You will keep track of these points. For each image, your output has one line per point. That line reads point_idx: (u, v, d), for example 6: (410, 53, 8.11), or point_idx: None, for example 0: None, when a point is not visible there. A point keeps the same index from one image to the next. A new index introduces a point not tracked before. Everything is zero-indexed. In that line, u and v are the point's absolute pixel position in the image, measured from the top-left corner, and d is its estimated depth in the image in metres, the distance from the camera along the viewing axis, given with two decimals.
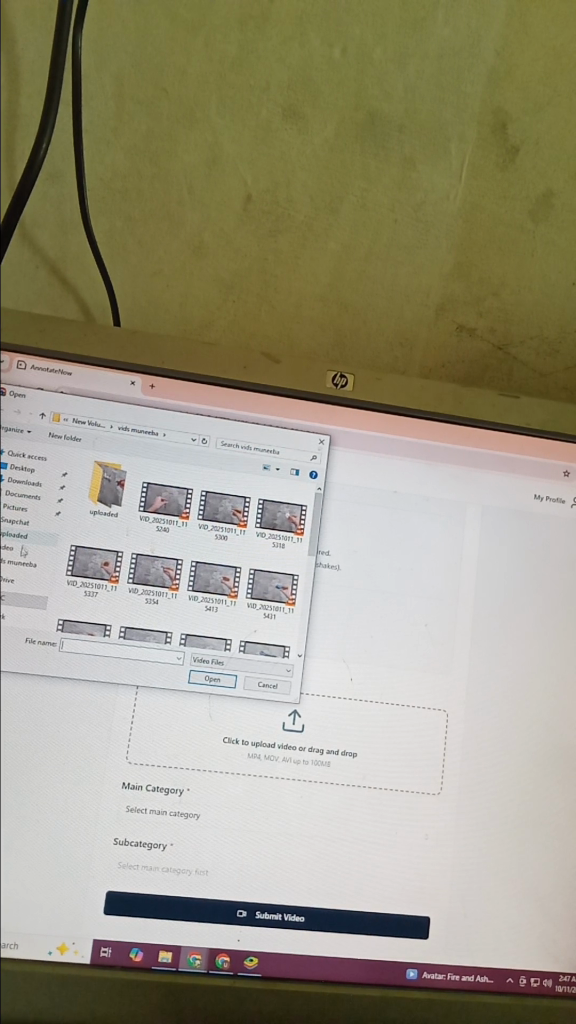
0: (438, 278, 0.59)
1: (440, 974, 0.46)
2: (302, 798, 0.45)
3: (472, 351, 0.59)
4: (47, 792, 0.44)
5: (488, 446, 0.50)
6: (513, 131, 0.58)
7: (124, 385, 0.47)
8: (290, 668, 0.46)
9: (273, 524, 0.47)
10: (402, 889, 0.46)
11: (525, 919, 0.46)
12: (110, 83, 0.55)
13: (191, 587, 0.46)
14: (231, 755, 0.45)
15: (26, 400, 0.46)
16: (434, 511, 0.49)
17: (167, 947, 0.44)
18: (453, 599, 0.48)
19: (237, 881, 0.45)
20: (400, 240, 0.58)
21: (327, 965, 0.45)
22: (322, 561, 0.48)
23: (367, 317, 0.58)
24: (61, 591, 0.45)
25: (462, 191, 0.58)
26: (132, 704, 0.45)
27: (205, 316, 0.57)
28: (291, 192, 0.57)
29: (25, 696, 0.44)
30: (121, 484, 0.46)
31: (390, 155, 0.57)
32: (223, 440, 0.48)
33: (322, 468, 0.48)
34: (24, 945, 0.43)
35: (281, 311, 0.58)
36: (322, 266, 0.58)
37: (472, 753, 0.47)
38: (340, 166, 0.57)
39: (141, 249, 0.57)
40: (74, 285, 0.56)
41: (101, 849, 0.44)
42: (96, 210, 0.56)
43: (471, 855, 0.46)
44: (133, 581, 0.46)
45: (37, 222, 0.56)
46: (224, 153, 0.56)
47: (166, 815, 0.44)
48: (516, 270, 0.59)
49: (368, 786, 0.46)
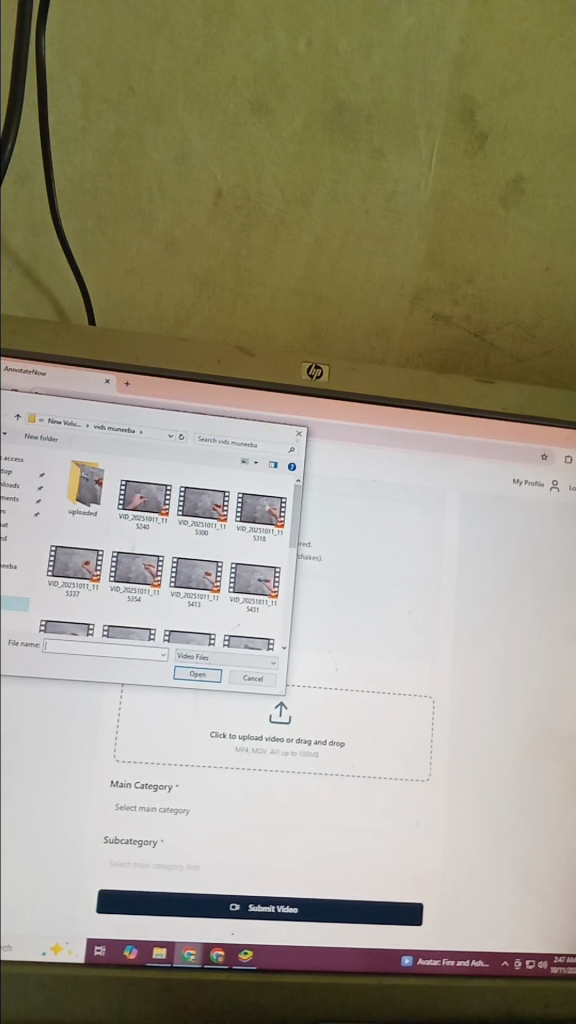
0: (412, 267, 0.59)
1: (436, 960, 0.46)
2: (291, 790, 0.45)
3: (449, 339, 0.59)
4: (36, 793, 0.44)
5: (466, 432, 0.50)
6: (481, 118, 0.58)
7: (99, 384, 0.47)
8: (275, 661, 0.46)
9: (253, 517, 0.47)
10: (394, 876, 0.46)
11: (518, 901, 0.46)
12: (75, 83, 0.55)
13: (173, 583, 0.46)
14: (219, 749, 0.45)
15: (0, 402, 0.46)
16: (414, 499, 0.49)
17: (161, 943, 0.44)
18: (436, 586, 0.48)
19: (229, 874, 0.45)
20: (373, 230, 0.58)
21: (322, 956, 0.45)
22: (303, 553, 0.48)
23: (342, 308, 0.58)
24: (43, 592, 0.45)
25: (433, 179, 0.58)
26: (118, 702, 0.45)
27: (181, 312, 0.57)
28: (261, 186, 0.57)
29: (10, 698, 0.44)
30: (99, 482, 0.46)
31: (359, 146, 0.57)
32: (200, 435, 0.48)
33: (300, 459, 0.48)
34: (18, 947, 0.43)
35: (256, 305, 0.58)
36: (295, 259, 0.58)
37: (460, 738, 0.47)
38: (310, 159, 0.57)
39: (114, 248, 0.57)
40: (48, 286, 0.56)
41: (91, 848, 0.44)
42: (67, 210, 0.56)
43: (463, 841, 0.46)
44: (115, 579, 0.46)
45: (8, 225, 0.56)
46: (193, 149, 0.56)
47: (156, 811, 0.44)
48: (490, 256, 0.59)
49: (357, 775, 0.46)
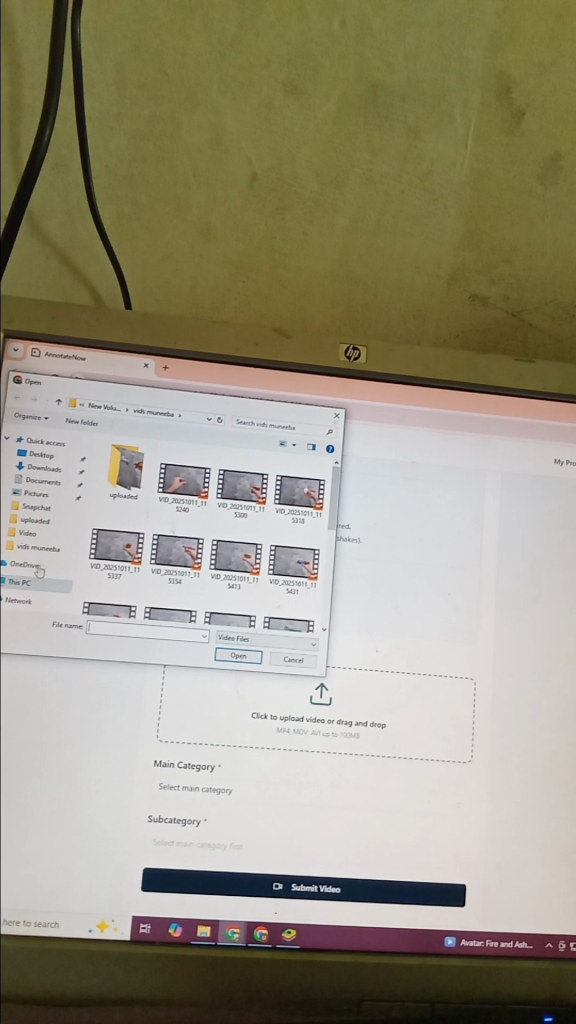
0: (448, 248, 0.58)
1: (479, 941, 0.45)
2: (333, 771, 0.46)
3: (486, 319, 0.58)
4: (81, 772, 0.44)
5: (505, 412, 0.50)
6: (518, 95, 0.57)
7: (138, 368, 0.48)
8: (315, 642, 0.46)
9: (292, 500, 0.47)
10: (436, 858, 0.46)
11: (562, 883, 0.46)
12: (110, 69, 0.55)
13: (213, 565, 0.46)
14: (260, 730, 0.45)
15: (42, 387, 0.47)
16: (453, 479, 0.49)
17: (205, 922, 0.44)
18: (476, 567, 0.48)
19: (271, 854, 0.45)
20: (408, 211, 0.58)
21: (365, 936, 0.45)
22: (342, 534, 0.48)
23: (378, 290, 0.58)
24: (85, 574, 0.46)
25: (469, 158, 0.58)
26: (160, 683, 0.45)
27: (216, 297, 0.57)
28: (296, 168, 0.57)
29: (55, 679, 0.45)
30: (139, 466, 0.47)
31: (395, 125, 0.57)
32: (238, 418, 0.48)
33: (338, 441, 0.48)
34: (65, 924, 0.44)
35: (291, 288, 0.58)
36: (330, 241, 0.58)
37: (501, 721, 0.47)
38: (344, 140, 0.57)
39: (149, 234, 0.57)
40: (85, 273, 0.57)
41: (136, 827, 0.44)
42: (103, 197, 0.56)
43: (506, 822, 0.46)
44: (156, 562, 0.46)
45: (45, 212, 0.56)
46: (227, 133, 0.56)
47: (199, 791, 0.45)
48: (527, 235, 0.58)
49: (398, 757, 0.46)
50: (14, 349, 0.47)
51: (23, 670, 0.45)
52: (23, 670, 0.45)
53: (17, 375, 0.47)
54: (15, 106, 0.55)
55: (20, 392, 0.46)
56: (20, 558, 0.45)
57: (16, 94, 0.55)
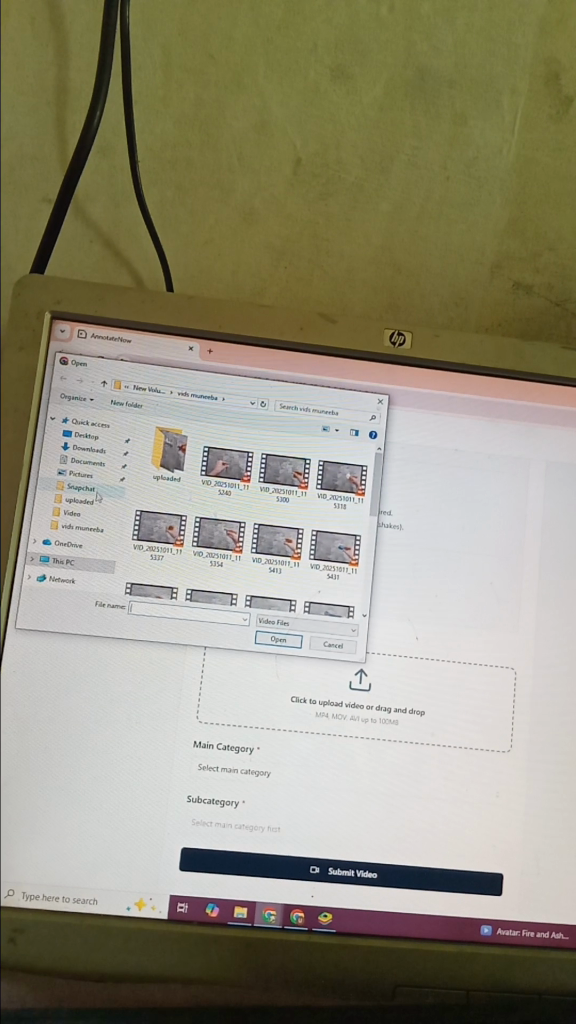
0: (492, 236, 0.58)
1: (515, 930, 0.45)
2: (371, 756, 0.46)
3: (529, 307, 0.58)
4: (121, 751, 0.45)
5: (551, 401, 0.49)
6: (567, 81, 0.56)
7: (182, 351, 0.48)
8: (355, 628, 0.46)
9: (334, 486, 0.47)
10: (473, 846, 0.46)
11: None
12: (157, 52, 0.55)
13: (255, 549, 0.46)
14: (299, 713, 0.46)
15: (87, 368, 0.47)
16: (497, 468, 0.48)
17: (241, 903, 0.44)
18: (518, 557, 0.48)
19: (309, 836, 0.45)
20: (453, 199, 0.57)
21: (400, 921, 0.45)
22: (384, 521, 0.47)
23: (420, 277, 0.58)
24: (128, 555, 0.46)
25: (516, 145, 0.57)
26: (200, 665, 0.45)
27: (258, 283, 0.57)
28: (340, 154, 0.57)
29: (97, 659, 0.45)
30: (182, 449, 0.47)
31: (441, 112, 0.57)
32: (282, 402, 0.48)
33: (381, 427, 0.48)
34: (104, 902, 0.44)
35: (334, 275, 0.58)
36: (374, 228, 0.57)
37: (542, 712, 0.47)
38: (390, 126, 0.57)
39: (192, 218, 0.57)
40: (127, 257, 0.57)
41: (175, 807, 0.45)
42: (148, 181, 0.56)
43: (545, 812, 0.46)
44: (198, 544, 0.46)
45: (89, 195, 0.56)
46: (272, 118, 0.56)
47: (238, 773, 0.45)
48: (573, 223, 0.58)
49: (437, 745, 0.46)
50: (60, 329, 0.47)
51: (66, 648, 0.45)
52: (66, 649, 0.45)
53: (64, 356, 0.47)
54: (63, 90, 0.55)
55: (66, 373, 0.47)
56: (64, 538, 0.46)
57: (63, 78, 0.55)
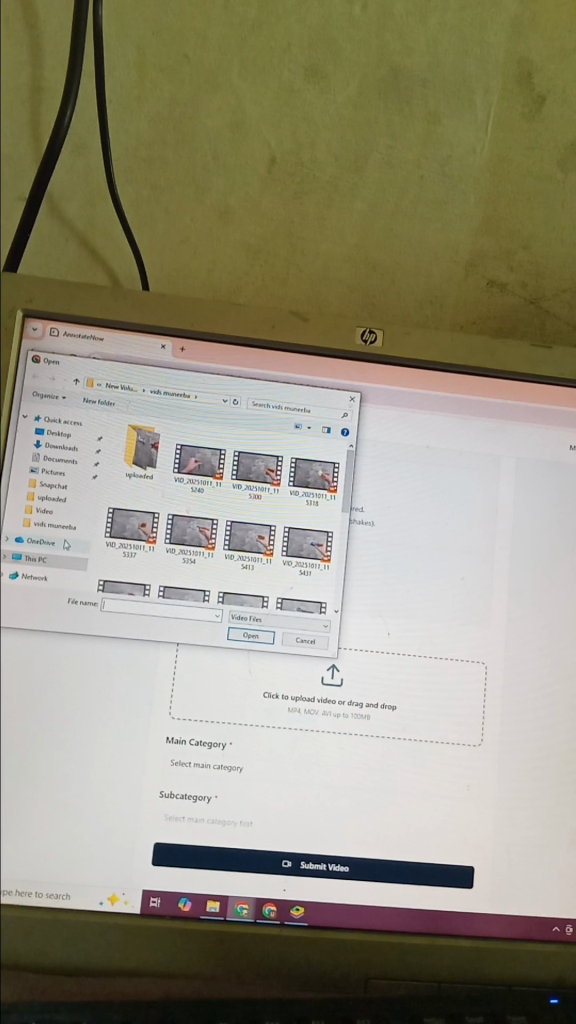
0: (467, 233, 0.58)
1: (486, 922, 0.46)
2: (343, 751, 0.46)
3: (504, 305, 0.58)
4: (94, 747, 0.45)
5: (522, 398, 0.50)
6: (539, 80, 0.57)
7: (155, 349, 0.48)
8: (327, 624, 0.47)
9: (306, 482, 0.48)
10: (445, 840, 0.46)
11: (570, 867, 0.46)
12: (131, 52, 0.55)
13: (227, 546, 0.47)
14: (272, 709, 0.46)
15: (59, 366, 0.47)
16: (468, 464, 0.49)
17: (214, 897, 0.45)
18: (489, 553, 0.48)
19: (281, 831, 0.45)
20: (427, 197, 0.58)
21: (372, 914, 0.45)
22: (356, 518, 0.48)
23: (396, 275, 0.58)
24: (101, 553, 0.46)
25: (489, 143, 0.57)
26: (173, 662, 0.46)
27: (234, 281, 0.57)
28: (315, 153, 0.57)
29: (70, 656, 0.45)
30: (155, 447, 0.47)
31: (415, 111, 0.57)
32: (254, 400, 0.48)
33: (353, 424, 0.48)
34: (77, 897, 0.44)
35: (309, 273, 0.58)
36: (349, 226, 0.58)
37: (513, 707, 0.47)
38: (364, 125, 0.57)
39: (168, 217, 0.57)
40: (103, 255, 0.57)
41: (148, 802, 0.45)
42: (123, 180, 0.57)
43: (516, 805, 0.46)
44: (170, 542, 0.46)
45: (64, 194, 0.57)
46: (247, 116, 0.56)
47: (210, 768, 0.45)
48: (547, 221, 0.58)
49: (409, 739, 0.46)
50: (33, 327, 0.47)
51: (38, 645, 0.45)
52: (39, 645, 0.45)
53: (36, 354, 0.47)
54: (37, 89, 0.56)
55: (39, 371, 0.47)
56: (36, 535, 0.46)
57: (37, 77, 0.55)
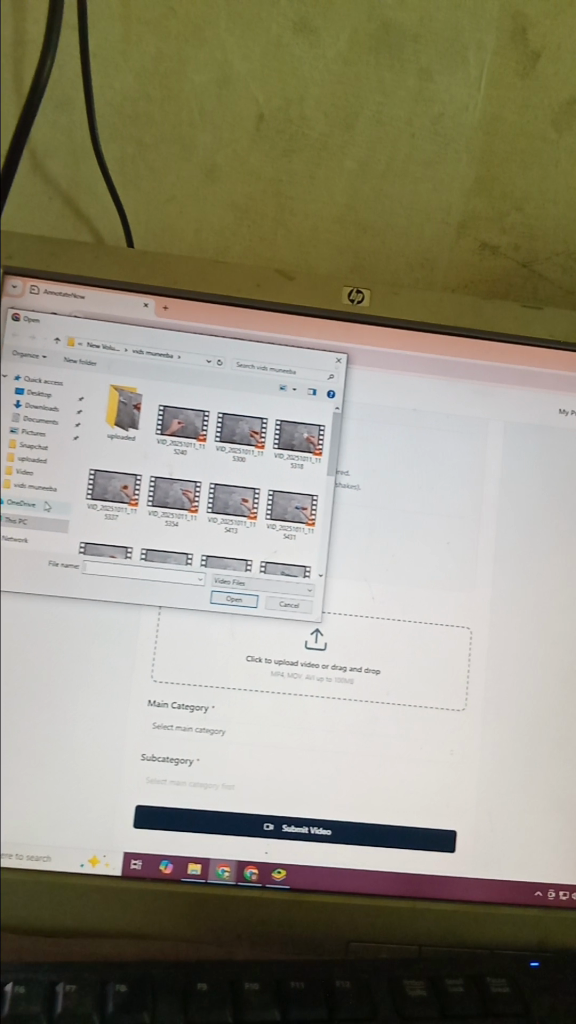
0: (458, 194, 0.57)
1: (468, 886, 0.46)
2: (326, 715, 0.46)
3: (496, 268, 0.57)
4: (75, 710, 0.45)
5: (512, 360, 0.49)
6: (534, 35, 0.55)
7: (137, 308, 0.47)
8: (311, 588, 0.46)
9: (291, 445, 0.47)
10: (427, 804, 0.46)
11: (553, 832, 0.46)
12: (116, 4, 0.54)
13: (211, 508, 0.46)
14: (255, 673, 0.45)
15: (40, 324, 0.46)
16: (456, 427, 0.48)
17: (195, 860, 0.45)
18: (476, 518, 0.48)
19: (263, 795, 0.45)
20: (419, 155, 0.56)
21: (354, 878, 0.45)
22: (341, 481, 0.47)
23: (385, 236, 0.57)
24: (82, 514, 0.45)
25: (482, 101, 0.56)
26: (155, 625, 0.45)
27: (221, 242, 0.56)
28: (304, 110, 0.56)
29: (51, 618, 0.45)
30: (137, 407, 0.46)
31: (406, 66, 0.55)
32: (238, 360, 0.47)
33: (339, 386, 0.48)
34: (57, 859, 0.44)
35: (297, 234, 0.57)
36: (338, 185, 0.57)
37: (498, 672, 0.47)
38: (355, 81, 0.56)
39: (154, 175, 0.56)
40: (88, 215, 0.56)
41: (130, 765, 0.45)
42: (108, 136, 0.55)
43: (499, 770, 0.46)
44: (153, 504, 0.46)
45: (48, 151, 0.55)
46: (234, 71, 0.55)
47: (192, 732, 0.45)
48: (540, 182, 0.57)
49: (392, 703, 0.46)
50: (12, 285, 0.46)
51: (19, 607, 0.45)
52: (20, 607, 0.45)
53: (16, 312, 0.46)
54: (19, 42, 0.54)
55: (19, 329, 0.46)
56: (16, 496, 0.45)
57: (19, 29, 0.54)
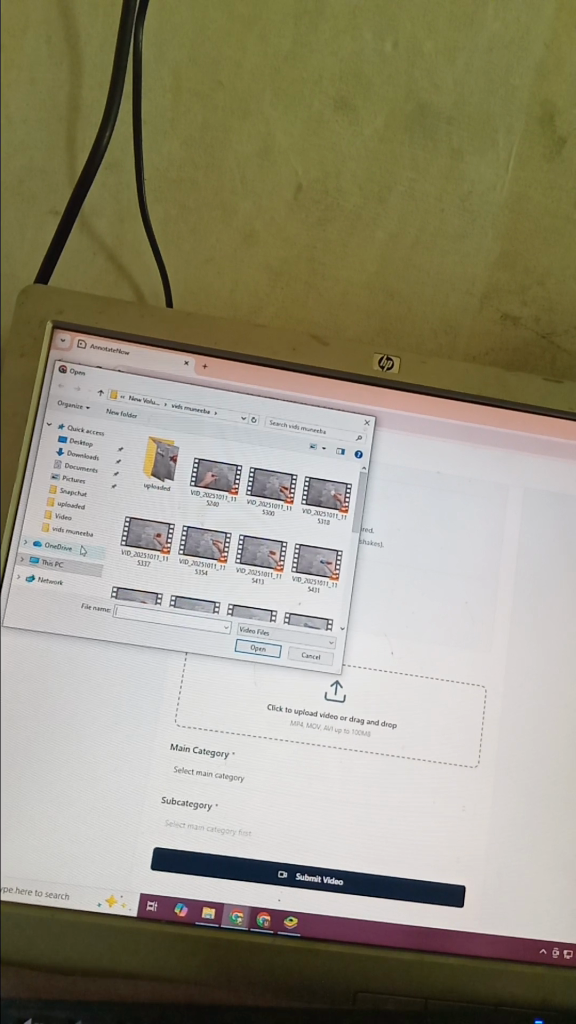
0: (483, 267, 0.60)
1: (474, 941, 0.47)
2: (343, 766, 0.47)
3: (517, 338, 0.60)
4: (100, 750, 0.46)
5: (532, 430, 0.51)
6: (561, 123, 0.58)
7: (178, 365, 0.49)
8: (332, 641, 0.48)
9: (319, 501, 0.49)
10: (437, 858, 0.47)
11: (558, 891, 0.47)
12: (168, 76, 0.57)
13: (239, 559, 0.48)
14: (275, 721, 0.47)
15: (85, 377, 0.48)
16: (477, 491, 0.50)
17: (210, 904, 0.46)
18: (493, 580, 0.49)
19: (279, 843, 0.46)
20: (447, 229, 0.59)
21: (363, 928, 0.46)
22: (365, 538, 0.49)
23: (412, 303, 0.60)
24: (116, 560, 0.47)
25: (509, 181, 0.59)
26: (181, 670, 0.47)
27: (255, 302, 0.59)
28: (340, 182, 0.59)
29: (81, 659, 0.46)
30: (173, 459, 0.48)
31: (439, 146, 0.59)
32: (272, 419, 0.49)
33: (366, 447, 0.50)
34: (75, 897, 0.45)
35: (328, 298, 0.59)
36: (369, 254, 0.59)
37: (510, 731, 0.48)
38: (389, 158, 0.59)
39: (194, 237, 0.59)
40: (130, 271, 0.59)
41: (150, 807, 0.46)
42: (153, 198, 0.58)
43: (508, 827, 0.47)
44: (184, 552, 0.48)
45: (95, 210, 0.58)
46: (276, 143, 0.58)
47: (212, 777, 0.46)
48: (562, 259, 0.60)
49: (407, 757, 0.47)
50: (61, 339, 0.48)
51: (51, 648, 0.46)
52: (51, 648, 0.46)
53: (63, 364, 0.48)
54: (74, 107, 0.57)
55: (65, 381, 0.48)
56: (54, 540, 0.47)
57: (75, 96, 0.57)
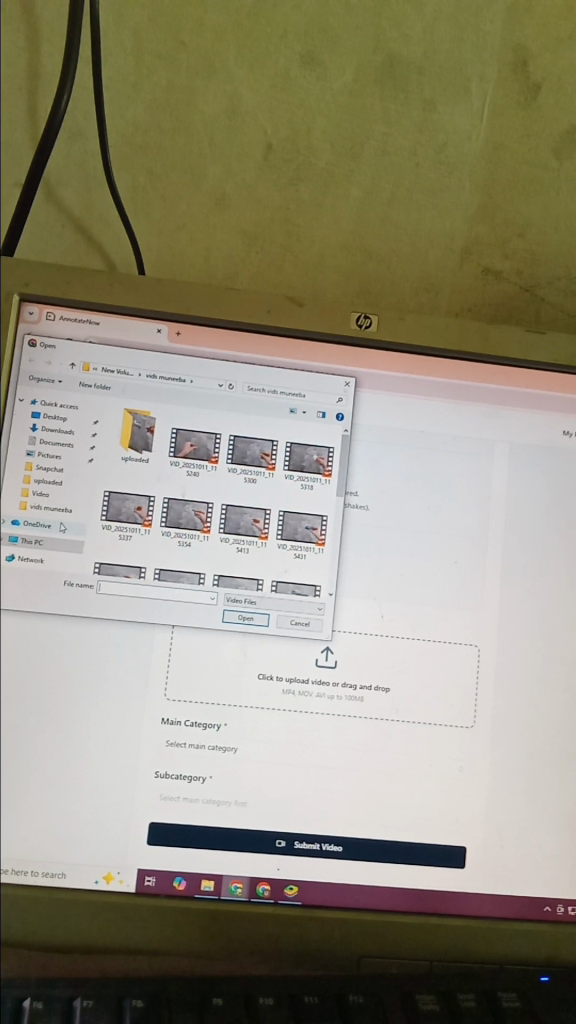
0: (462, 221, 0.58)
1: (477, 902, 0.46)
2: (337, 732, 0.46)
3: (499, 293, 0.59)
4: (90, 727, 0.45)
5: (515, 383, 0.50)
6: (535, 67, 0.57)
7: (150, 334, 0.48)
8: (321, 607, 0.47)
9: (301, 466, 0.48)
10: (436, 820, 0.46)
11: (561, 847, 0.47)
12: (128, 37, 0.55)
13: (222, 529, 0.47)
14: (266, 691, 0.46)
15: (56, 350, 0.47)
16: (461, 448, 0.49)
17: (209, 877, 0.45)
18: (483, 537, 0.49)
19: (275, 813, 0.46)
20: (423, 183, 0.58)
21: (365, 894, 0.46)
22: (350, 502, 0.48)
23: (391, 261, 0.58)
24: (97, 535, 0.46)
25: (484, 131, 0.58)
26: (168, 644, 0.46)
27: (230, 268, 0.58)
28: (311, 139, 0.57)
29: (66, 637, 0.46)
30: (150, 430, 0.47)
31: (410, 98, 0.57)
32: (249, 384, 0.48)
33: (348, 409, 0.49)
34: (72, 875, 0.45)
35: (305, 260, 0.58)
36: (345, 213, 0.58)
37: (505, 689, 0.47)
38: (360, 112, 0.57)
39: (164, 203, 0.57)
40: (100, 242, 0.57)
41: (144, 782, 0.45)
42: (119, 165, 0.57)
43: (507, 787, 0.47)
44: (166, 524, 0.47)
45: (61, 180, 0.57)
46: (243, 102, 0.57)
47: (205, 749, 0.46)
48: (541, 210, 0.58)
49: (401, 720, 0.47)
50: (29, 312, 0.47)
51: (35, 626, 0.46)
52: (36, 626, 0.46)
53: (33, 338, 0.47)
54: (34, 75, 0.56)
55: (35, 355, 0.47)
56: (33, 518, 0.46)
57: (34, 62, 0.56)
